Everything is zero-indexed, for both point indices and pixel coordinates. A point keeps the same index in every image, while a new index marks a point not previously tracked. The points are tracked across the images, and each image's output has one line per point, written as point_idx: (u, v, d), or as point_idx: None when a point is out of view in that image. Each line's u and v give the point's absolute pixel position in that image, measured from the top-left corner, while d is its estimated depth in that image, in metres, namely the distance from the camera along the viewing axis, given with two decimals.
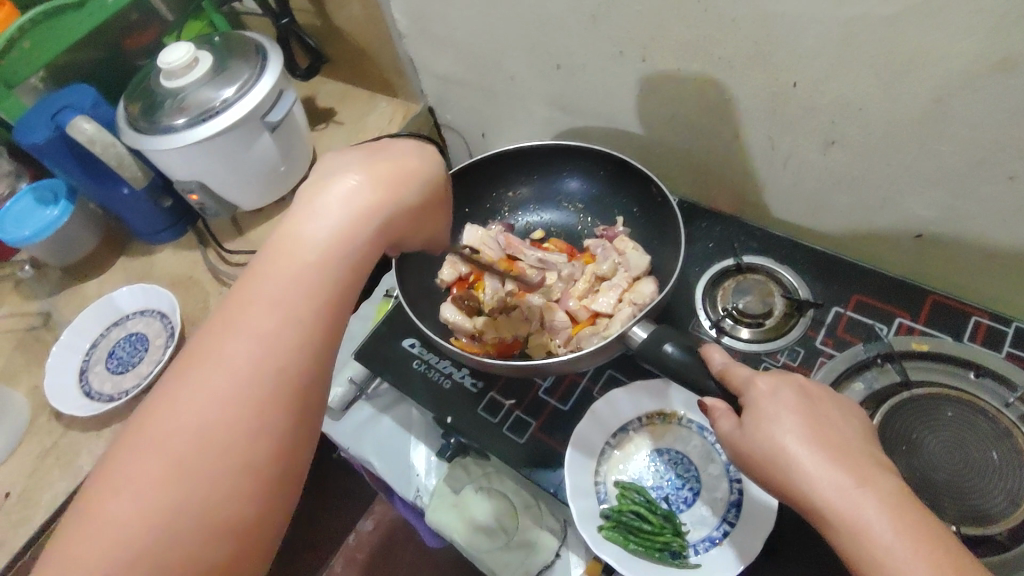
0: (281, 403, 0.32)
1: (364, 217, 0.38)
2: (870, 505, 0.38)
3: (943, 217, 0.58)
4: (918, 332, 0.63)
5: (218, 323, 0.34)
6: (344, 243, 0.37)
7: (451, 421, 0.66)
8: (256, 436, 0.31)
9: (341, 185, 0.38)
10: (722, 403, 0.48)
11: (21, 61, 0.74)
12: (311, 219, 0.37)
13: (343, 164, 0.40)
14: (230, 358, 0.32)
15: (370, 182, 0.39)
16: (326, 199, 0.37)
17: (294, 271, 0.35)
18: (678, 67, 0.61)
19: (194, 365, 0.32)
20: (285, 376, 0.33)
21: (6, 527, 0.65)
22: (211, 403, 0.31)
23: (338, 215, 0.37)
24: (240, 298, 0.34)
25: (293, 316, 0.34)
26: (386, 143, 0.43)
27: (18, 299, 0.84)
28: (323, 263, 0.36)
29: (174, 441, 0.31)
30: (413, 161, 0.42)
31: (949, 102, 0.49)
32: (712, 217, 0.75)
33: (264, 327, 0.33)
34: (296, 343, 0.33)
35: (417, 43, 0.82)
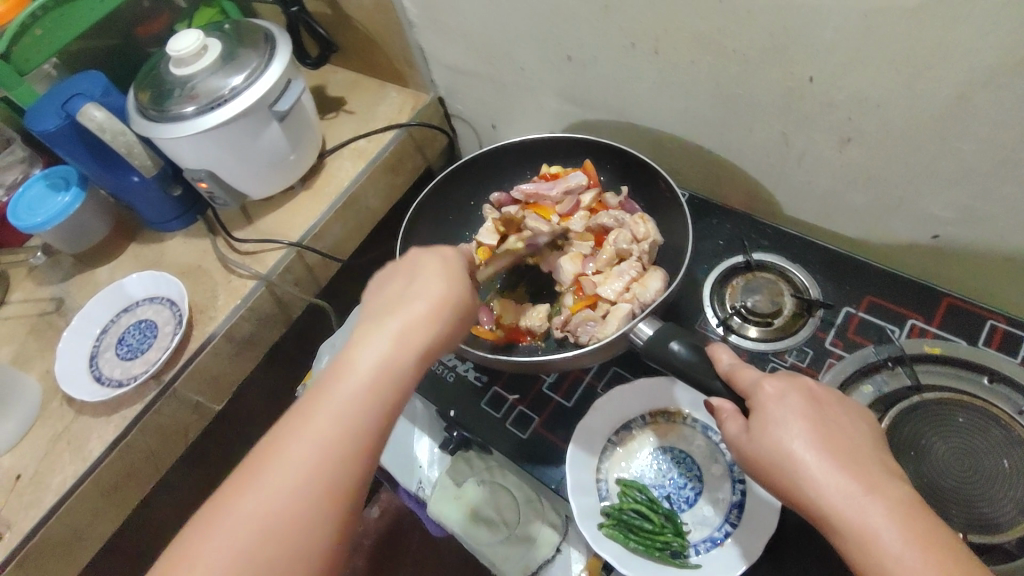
0: (320, 515, 0.39)
1: (409, 352, 0.44)
2: (877, 512, 0.38)
3: (962, 218, 0.57)
4: (931, 335, 0.62)
5: (271, 447, 0.40)
6: (389, 374, 0.43)
7: (455, 415, 0.66)
8: (300, 545, 0.38)
9: (391, 323, 0.45)
10: (728, 404, 0.47)
11: (33, 49, 0.73)
12: (365, 350, 0.43)
13: (397, 294, 0.47)
14: (280, 479, 0.39)
15: (415, 314, 0.45)
16: (387, 325, 0.45)
17: (341, 402, 0.41)
18: (691, 60, 0.60)
19: (251, 481, 0.39)
20: (326, 493, 0.39)
21: (19, 509, 0.67)
22: (266, 519, 0.38)
23: (388, 345, 0.44)
24: (305, 412, 0.41)
25: (337, 447, 0.40)
26: (424, 265, 0.49)
27: (31, 284, 0.85)
28: (368, 391, 0.42)
29: (241, 533, 0.37)
30: (450, 289, 0.48)
31: (974, 99, 0.47)
32: (723, 214, 0.73)
33: (311, 453, 0.40)
34: (340, 462, 0.40)
35: (426, 32, 0.81)
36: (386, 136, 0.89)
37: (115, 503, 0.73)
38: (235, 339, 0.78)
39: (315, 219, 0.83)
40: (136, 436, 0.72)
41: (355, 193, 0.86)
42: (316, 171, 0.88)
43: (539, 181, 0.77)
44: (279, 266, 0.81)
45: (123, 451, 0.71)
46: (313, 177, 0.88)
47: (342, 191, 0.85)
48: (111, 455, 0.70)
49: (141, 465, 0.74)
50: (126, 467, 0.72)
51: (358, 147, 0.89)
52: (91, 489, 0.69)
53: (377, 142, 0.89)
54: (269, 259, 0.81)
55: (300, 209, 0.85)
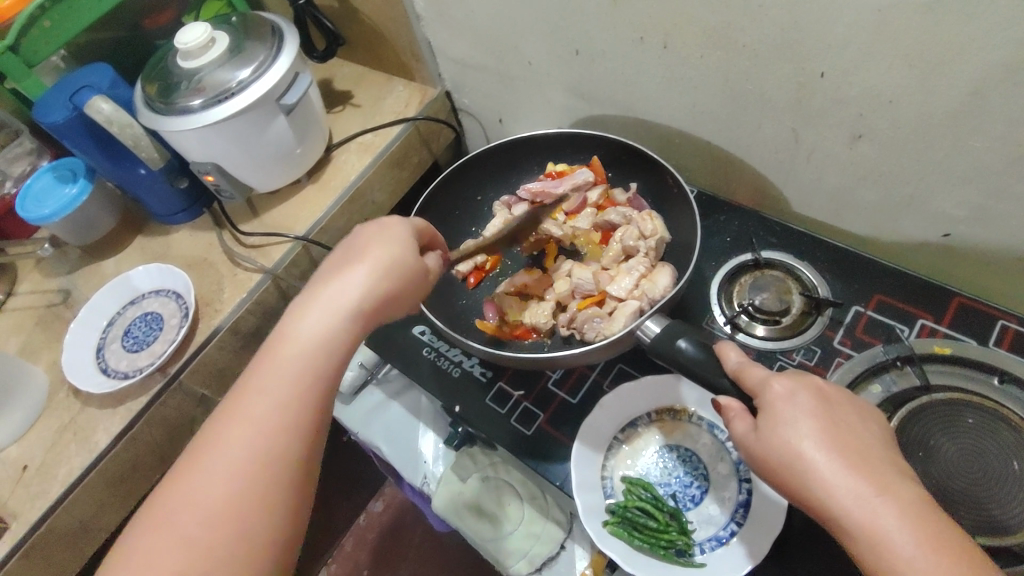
0: (278, 463, 0.42)
1: (346, 312, 0.46)
2: (889, 514, 0.37)
3: (974, 217, 0.56)
4: (941, 335, 0.61)
5: (227, 409, 0.43)
6: (328, 340, 0.45)
7: (459, 411, 0.66)
8: (262, 491, 0.41)
9: (325, 292, 0.46)
10: (736, 402, 0.47)
11: (41, 40, 0.73)
12: (306, 314, 0.45)
13: (331, 266, 0.49)
14: (238, 435, 0.41)
15: (353, 280, 0.47)
16: (329, 291, 0.46)
17: (289, 363, 0.44)
18: (700, 55, 0.59)
19: (208, 446, 0.41)
20: (282, 444, 0.42)
21: (26, 499, 0.67)
22: (227, 471, 0.41)
23: (324, 311, 0.45)
24: (248, 382, 0.43)
25: (288, 403, 0.43)
26: (357, 235, 0.51)
27: (39, 276, 0.85)
28: (314, 352, 0.44)
29: (200, 497, 0.40)
30: (388, 254, 0.49)
31: (988, 95, 0.47)
32: (731, 211, 0.73)
33: (264, 411, 0.42)
34: (291, 414, 0.43)
35: (434, 26, 0.80)
36: (392, 130, 0.88)
37: (121, 495, 0.73)
38: (241, 332, 0.78)
39: (321, 213, 0.83)
40: (142, 428, 0.72)
41: (361, 187, 0.86)
42: (322, 165, 0.88)
43: (546, 179, 0.76)
44: (284, 260, 0.81)
45: (129, 442, 0.71)
46: (319, 171, 0.88)
47: (348, 185, 0.85)
48: (117, 447, 0.70)
49: (147, 457, 0.74)
50: (132, 458, 0.73)
51: (365, 141, 0.88)
52: (97, 480, 0.69)
53: (384, 136, 0.88)
54: (275, 253, 0.81)
55: (306, 203, 0.85)
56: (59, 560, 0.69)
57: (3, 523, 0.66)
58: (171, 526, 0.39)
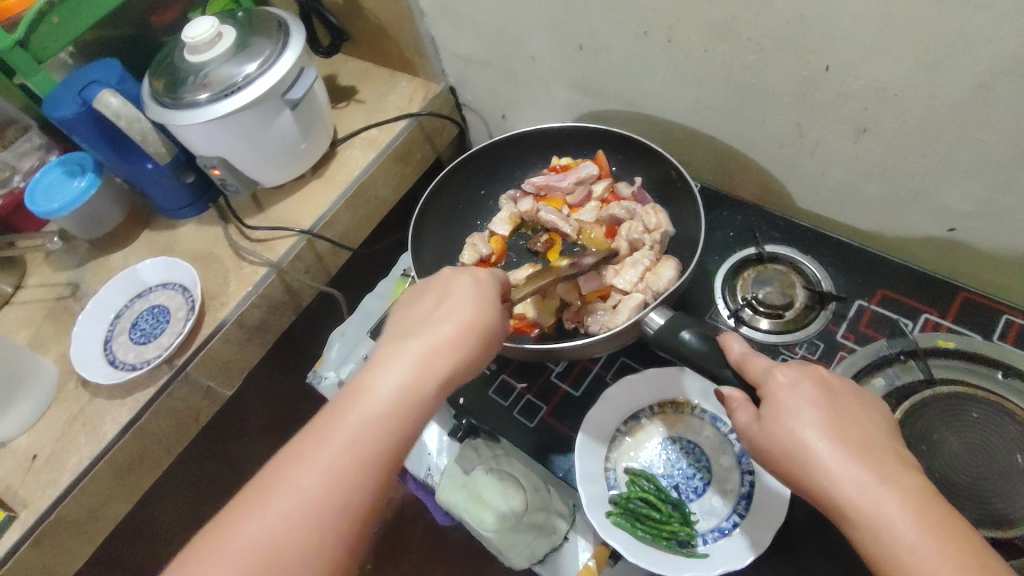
0: (339, 525, 0.39)
1: (427, 374, 0.43)
2: (891, 503, 0.37)
3: (979, 211, 0.56)
4: (945, 329, 0.61)
5: (291, 458, 0.40)
6: (410, 398, 0.42)
7: (463, 402, 0.67)
8: (309, 558, 0.38)
9: (408, 346, 0.44)
10: (739, 393, 0.47)
11: (51, 36, 0.74)
12: (388, 367, 0.43)
13: (418, 319, 0.47)
14: (299, 489, 0.39)
15: (441, 336, 0.45)
16: (412, 344, 0.44)
17: (363, 419, 0.41)
18: (704, 49, 0.59)
19: (276, 487, 0.39)
20: (340, 508, 0.39)
21: (35, 488, 0.68)
22: (279, 528, 0.38)
23: (412, 367, 0.43)
24: (325, 425, 0.41)
25: (355, 460, 0.40)
26: (449, 288, 0.49)
27: (48, 269, 0.86)
28: (389, 410, 0.42)
29: (257, 542, 0.37)
30: (478, 314, 0.47)
31: (993, 88, 0.47)
32: (734, 205, 0.73)
33: (330, 466, 0.40)
34: (360, 476, 0.40)
35: (438, 22, 0.81)
36: (397, 126, 0.89)
37: (128, 486, 0.74)
38: (247, 325, 0.79)
39: (326, 207, 0.84)
40: (149, 419, 0.73)
41: (366, 182, 0.87)
42: (327, 160, 0.89)
43: (550, 173, 0.77)
44: (291, 254, 0.81)
45: (136, 433, 0.72)
46: (324, 166, 0.88)
47: (353, 179, 0.85)
48: (124, 437, 0.71)
49: (154, 448, 0.75)
50: (139, 449, 0.73)
51: (370, 136, 0.89)
52: (105, 470, 0.70)
53: (388, 131, 0.88)
54: (281, 247, 0.81)
55: (311, 198, 0.85)
56: (68, 549, 0.70)
57: (13, 512, 0.66)
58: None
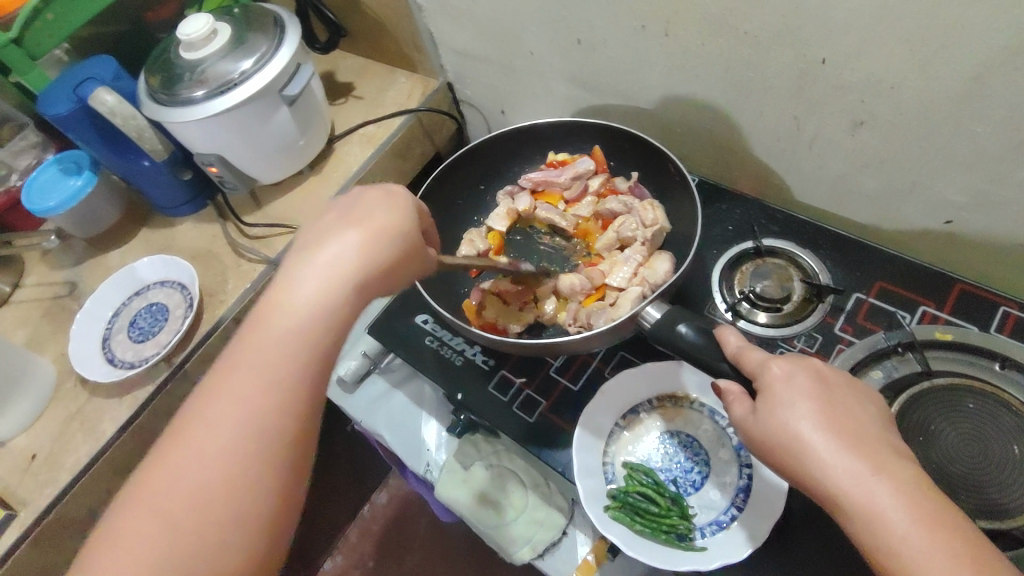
0: (269, 447, 0.38)
1: (337, 285, 0.42)
2: (885, 495, 0.37)
3: (976, 203, 0.56)
4: (942, 321, 0.61)
5: (207, 392, 0.39)
6: (320, 313, 0.41)
7: (462, 398, 0.67)
8: (243, 481, 0.37)
9: (316, 260, 0.43)
10: (735, 386, 0.47)
11: (44, 33, 0.73)
12: (297, 284, 0.42)
13: (323, 232, 0.45)
14: (220, 418, 0.38)
15: (349, 248, 0.43)
16: (319, 258, 0.43)
17: (276, 336, 0.40)
18: (701, 43, 0.59)
19: (196, 419, 0.38)
20: (266, 427, 0.38)
21: (34, 487, 0.68)
22: (206, 458, 0.37)
23: (317, 280, 0.42)
24: (238, 353, 0.40)
25: (272, 379, 0.39)
26: (355, 199, 0.47)
27: (45, 268, 0.86)
28: (302, 322, 0.41)
29: (189, 475, 0.37)
30: (385, 221, 0.45)
31: (988, 80, 0.47)
32: (732, 200, 0.73)
33: (250, 390, 0.39)
34: (282, 392, 0.39)
35: (435, 17, 0.80)
36: (395, 122, 0.89)
37: (127, 484, 0.74)
38: None
39: None
40: (148, 417, 0.73)
41: (364, 178, 0.86)
42: (325, 157, 0.88)
43: (547, 168, 0.77)
44: (288, 252, 0.81)
45: (135, 432, 0.72)
46: (322, 163, 0.88)
47: (350, 176, 0.85)
48: (124, 435, 0.71)
49: (153, 446, 0.75)
50: (138, 447, 0.73)
51: (367, 132, 0.89)
52: (104, 468, 0.70)
53: (386, 128, 0.88)
54: (279, 244, 0.81)
55: (309, 194, 0.85)
56: (66, 547, 0.70)
57: (12, 510, 0.67)
58: (146, 518, 0.36)
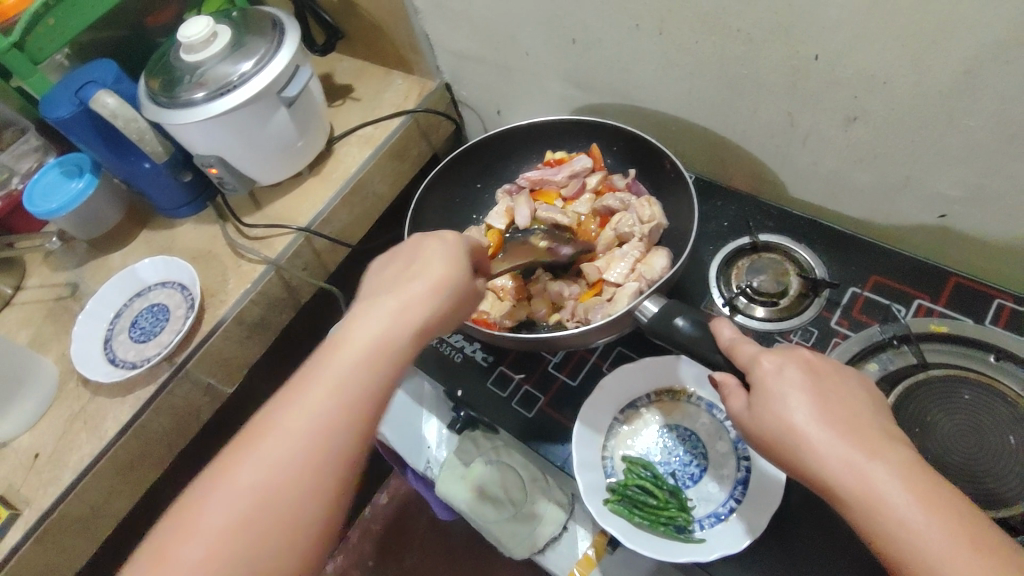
0: (333, 466, 0.40)
1: (402, 326, 0.45)
2: (879, 477, 0.38)
3: (969, 197, 0.57)
4: (937, 314, 0.61)
5: (278, 409, 0.41)
6: (387, 347, 0.44)
7: (462, 394, 0.67)
8: (307, 496, 0.39)
9: (382, 303, 0.46)
10: (732, 378, 0.48)
11: (46, 38, 0.74)
12: (371, 320, 0.45)
13: (392, 280, 0.48)
14: (286, 441, 0.39)
15: (416, 292, 0.47)
16: (388, 301, 0.46)
17: (347, 368, 0.42)
18: (696, 40, 0.60)
19: (265, 434, 0.40)
20: (336, 445, 0.40)
21: (38, 487, 0.69)
22: (282, 468, 0.39)
23: (388, 319, 0.45)
24: (309, 374, 0.42)
25: (342, 401, 0.41)
26: (419, 249, 0.50)
27: (47, 270, 0.86)
28: (371, 351, 0.43)
29: (258, 486, 0.38)
30: (448, 270, 0.49)
31: (978, 74, 0.47)
32: (728, 196, 0.74)
33: (320, 408, 0.41)
34: (350, 415, 0.41)
35: (433, 19, 0.81)
36: (393, 123, 0.89)
37: (129, 483, 0.74)
38: (246, 322, 0.80)
39: (323, 204, 0.84)
40: (150, 417, 0.73)
41: (363, 179, 0.87)
42: (324, 158, 0.89)
43: (545, 167, 0.78)
44: (288, 251, 0.82)
45: (137, 432, 0.72)
46: (321, 164, 0.89)
47: (349, 176, 0.86)
48: (125, 436, 0.71)
49: (155, 445, 0.76)
50: (140, 447, 0.74)
51: (366, 134, 0.89)
52: (106, 468, 0.70)
53: (384, 129, 0.89)
54: (279, 244, 0.82)
55: (309, 195, 0.86)
56: (70, 547, 0.71)
57: (15, 510, 0.67)
58: (208, 529, 0.37)
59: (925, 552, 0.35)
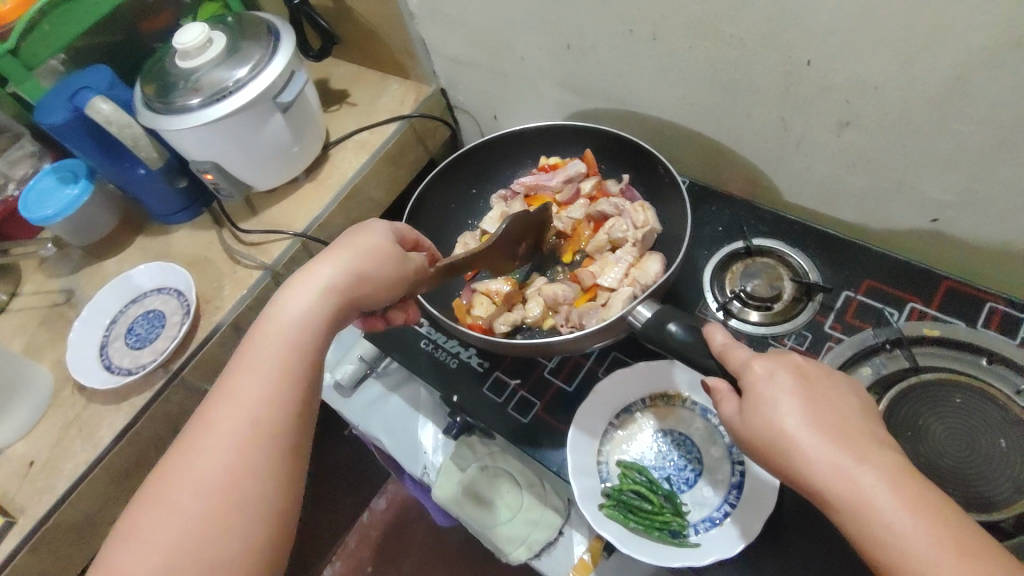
0: (268, 440, 0.42)
1: (322, 300, 0.47)
2: (868, 482, 0.38)
3: (961, 201, 0.57)
4: (930, 317, 0.62)
5: (213, 399, 0.43)
6: (309, 322, 0.46)
7: (457, 400, 0.67)
8: (249, 469, 0.41)
9: (302, 283, 0.48)
10: (723, 384, 0.48)
11: (40, 45, 0.74)
12: (291, 300, 0.47)
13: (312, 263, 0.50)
14: (220, 424, 0.42)
15: (332, 267, 0.49)
16: (306, 281, 0.48)
17: (271, 348, 0.44)
18: (689, 46, 0.60)
19: (202, 422, 0.42)
20: (268, 419, 0.42)
21: (33, 494, 0.68)
22: (220, 449, 0.41)
23: (308, 296, 0.47)
24: (237, 362, 0.44)
25: (271, 380, 0.43)
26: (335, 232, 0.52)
27: (43, 277, 0.86)
28: (298, 332, 0.45)
29: (199, 471, 0.40)
30: (363, 244, 0.51)
31: (970, 79, 0.48)
32: (722, 201, 0.74)
33: (251, 390, 0.43)
34: (278, 391, 0.43)
35: (428, 24, 0.81)
36: (389, 128, 0.89)
37: (124, 490, 0.74)
38: (241, 328, 0.79)
39: (319, 209, 0.84)
40: (146, 423, 0.73)
41: (359, 184, 0.87)
42: (320, 163, 0.89)
43: (539, 172, 0.78)
44: (283, 257, 0.82)
45: (132, 439, 0.72)
46: (317, 169, 0.89)
47: (345, 182, 0.86)
48: (120, 443, 0.71)
49: (150, 452, 0.75)
50: (136, 454, 0.73)
51: (361, 139, 0.90)
52: (101, 475, 0.70)
53: (380, 134, 0.89)
54: (275, 250, 0.82)
55: (305, 200, 0.86)
56: (65, 555, 0.70)
57: (10, 518, 0.67)
58: (161, 518, 0.39)
59: (913, 556, 0.36)
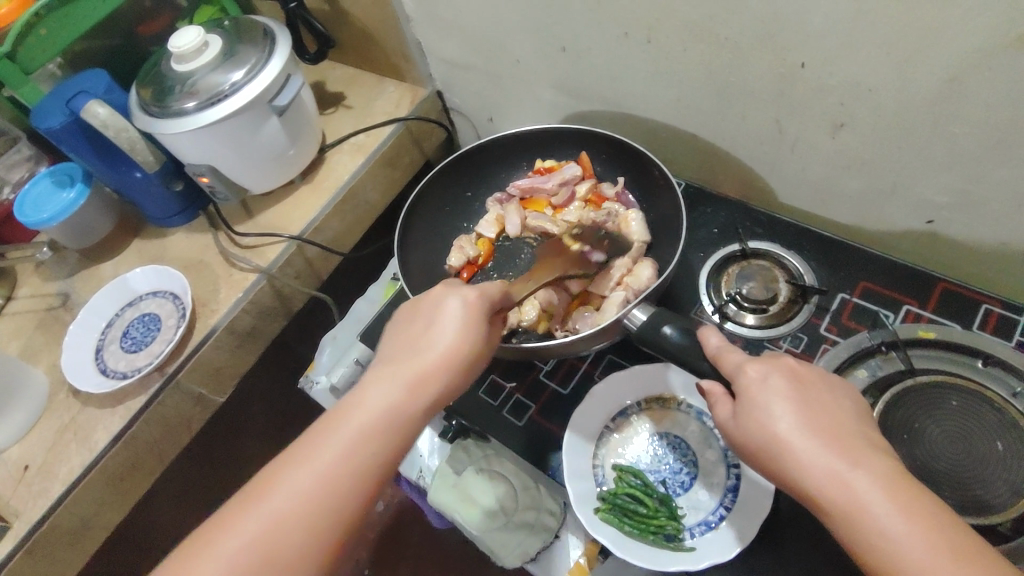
0: (319, 533, 0.38)
1: (418, 395, 0.44)
2: (861, 487, 0.38)
3: (957, 203, 0.57)
4: (926, 319, 0.62)
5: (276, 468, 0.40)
6: (395, 413, 0.43)
7: (453, 403, 0.68)
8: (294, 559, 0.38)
9: (397, 369, 0.45)
10: (718, 387, 0.48)
11: (38, 48, 0.74)
12: (384, 385, 0.44)
13: (406, 342, 0.47)
14: (276, 503, 0.38)
15: (430, 358, 0.46)
16: (405, 370, 0.45)
17: (349, 433, 0.41)
18: (683, 48, 0.60)
19: (260, 492, 0.39)
20: (327, 511, 0.39)
21: (28, 498, 0.68)
22: (270, 531, 0.38)
23: (401, 387, 0.44)
24: (324, 435, 0.41)
25: (341, 468, 0.40)
26: (439, 307, 0.49)
27: (39, 280, 0.86)
28: (383, 422, 0.42)
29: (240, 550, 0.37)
30: (467, 336, 0.47)
31: (964, 81, 0.48)
32: (717, 203, 0.74)
33: (319, 470, 0.40)
34: (344, 481, 0.40)
35: (424, 27, 0.81)
36: (385, 131, 0.89)
37: (120, 494, 0.74)
38: (236, 332, 0.79)
39: (315, 212, 0.84)
40: (141, 427, 0.73)
41: (355, 187, 0.87)
42: (316, 166, 0.89)
43: (534, 175, 0.78)
44: (279, 260, 0.82)
45: (127, 442, 0.72)
46: (313, 172, 0.89)
47: (340, 185, 0.86)
48: (116, 446, 0.71)
49: (146, 455, 0.75)
50: (131, 457, 0.73)
51: (357, 142, 0.90)
52: (96, 479, 0.70)
53: (375, 137, 0.89)
54: (270, 253, 0.82)
55: (301, 203, 0.86)
56: (60, 559, 0.70)
57: (4, 522, 0.67)
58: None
59: (906, 561, 0.35)
